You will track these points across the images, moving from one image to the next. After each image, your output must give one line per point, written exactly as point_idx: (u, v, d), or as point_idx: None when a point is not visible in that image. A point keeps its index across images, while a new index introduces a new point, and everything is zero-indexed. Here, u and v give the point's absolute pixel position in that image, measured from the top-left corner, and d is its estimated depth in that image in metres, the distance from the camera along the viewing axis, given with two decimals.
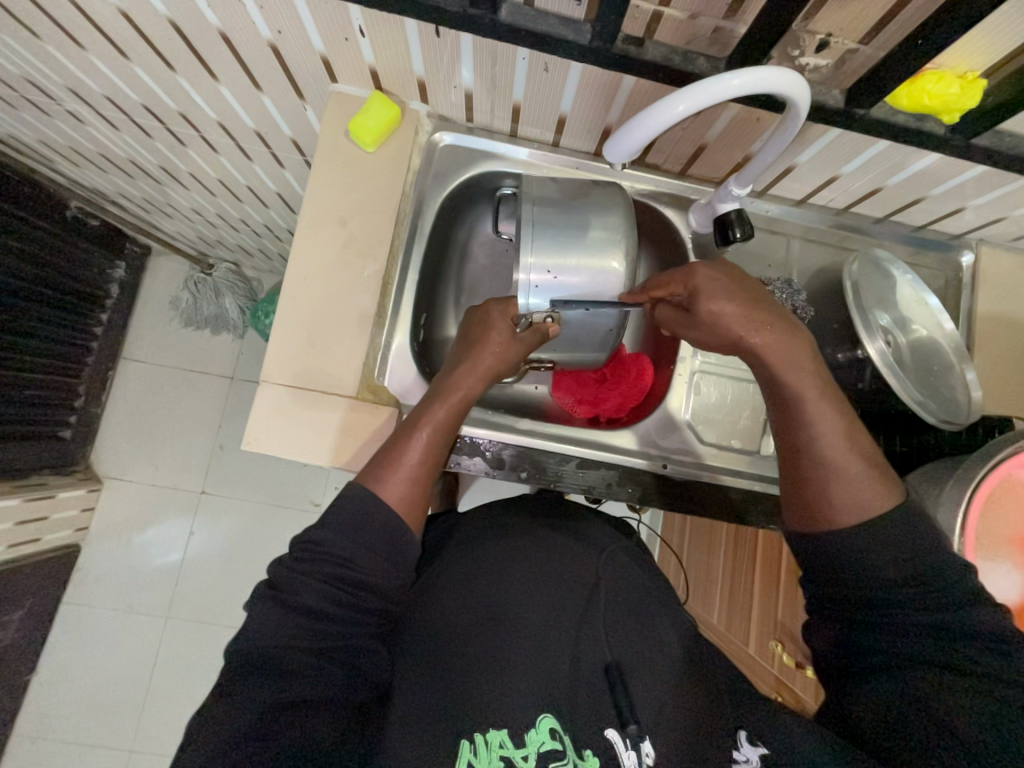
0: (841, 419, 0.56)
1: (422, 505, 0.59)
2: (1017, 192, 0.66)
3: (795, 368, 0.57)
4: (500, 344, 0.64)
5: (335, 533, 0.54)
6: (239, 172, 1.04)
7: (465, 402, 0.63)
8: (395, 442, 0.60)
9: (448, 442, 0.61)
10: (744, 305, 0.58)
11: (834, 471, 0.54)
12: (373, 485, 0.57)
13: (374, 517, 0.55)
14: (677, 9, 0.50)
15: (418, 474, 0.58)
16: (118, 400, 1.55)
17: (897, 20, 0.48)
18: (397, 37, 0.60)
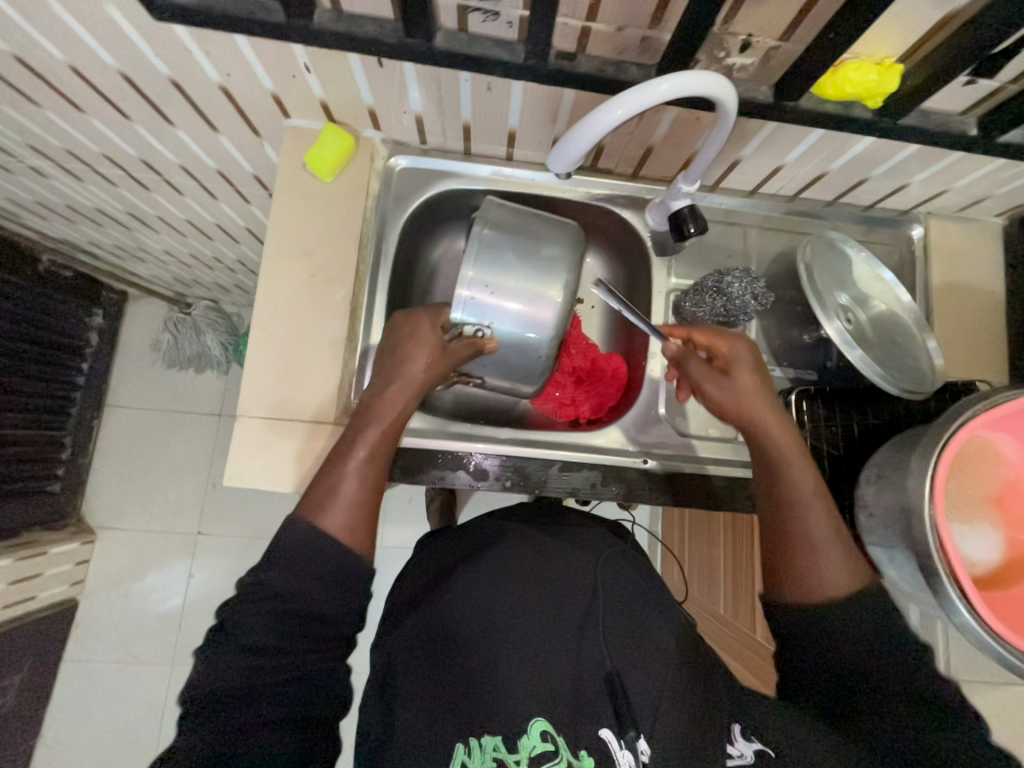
0: (827, 511, 0.60)
1: (367, 530, 0.58)
2: (955, 164, 0.69)
3: (796, 459, 0.61)
4: (428, 357, 0.64)
5: (281, 567, 0.53)
6: (206, 211, 1.05)
7: (400, 421, 0.62)
8: (331, 470, 0.59)
9: (386, 464, 0.61)
10: (755, 396, 0.63)
11: (818, 556, 0.57)
12: (313, 518, 0.56)
13: (317, 550, 0.54)
14: (605, 22, 0.52)
15: (358, 498, 0.58)
16: (106, 448, 1.54)
17: (810, 16, 0.50)
18: (343, 70, 0.62)
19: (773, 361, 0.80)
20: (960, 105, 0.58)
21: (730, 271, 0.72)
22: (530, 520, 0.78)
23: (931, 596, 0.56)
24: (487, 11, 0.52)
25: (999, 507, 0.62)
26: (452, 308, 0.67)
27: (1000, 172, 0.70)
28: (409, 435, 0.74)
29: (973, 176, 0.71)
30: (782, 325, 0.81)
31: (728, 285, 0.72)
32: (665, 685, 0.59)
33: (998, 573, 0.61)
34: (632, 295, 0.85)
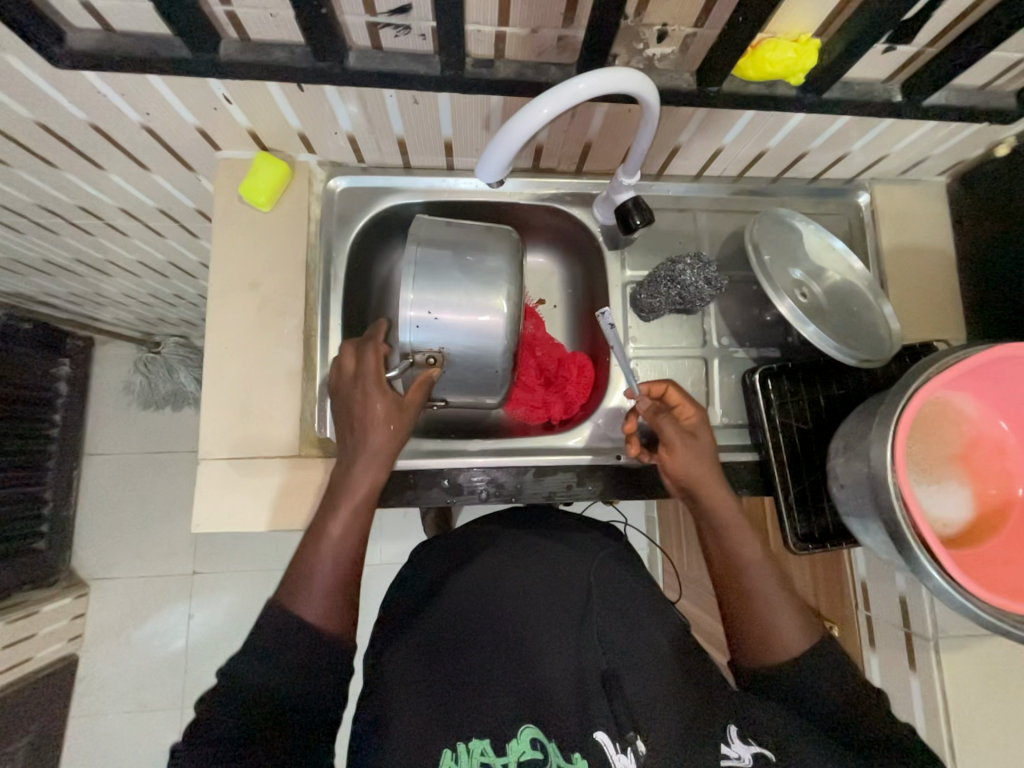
0: (781, 581, 0.62)
1: (346, 617, 0.57)
2: (889, 130, 0.69)
3: (749, 533, 0.64)
4: (385, 421, 0.62)
5: (255, 656, 0.52)
6: (157, 250, 1.03)
7: (370, 497, 0.61)
8: (304, 552, 0.59)
9: (359, 547, 0.60)
10: (712, 466, 0.66)
11: (777, 621, 0.60)
12: (287, 605, 0.55)
13: (291, 635, 0.53)
14: (517, 26, 0.51)
15: (336, 584, 0.57)
16: (90, 498, 1.52)
17: (720, 1, 0.50)
18: (265, 99, 0.61)
19: (735, 342, 0.80)
20: (882, 73, 0.58)
21: (682, 260, 0.72)
22: (524, 523, 0.79)
23: (902, 561, 0.56)
24: (397, 26, 0.51)
25: (963, 463, 0.63)
26: (400, 333, 0.66)
27: (934, 132, 0.70)
28: None
29: (909, 140, 0.72)
30: (742, 305, 0.81)
31: (681, 274, 0.71)
32: (660, 684, 0.58)
33: (969, 528, 0.62)
34: (591, 291, 0.85)
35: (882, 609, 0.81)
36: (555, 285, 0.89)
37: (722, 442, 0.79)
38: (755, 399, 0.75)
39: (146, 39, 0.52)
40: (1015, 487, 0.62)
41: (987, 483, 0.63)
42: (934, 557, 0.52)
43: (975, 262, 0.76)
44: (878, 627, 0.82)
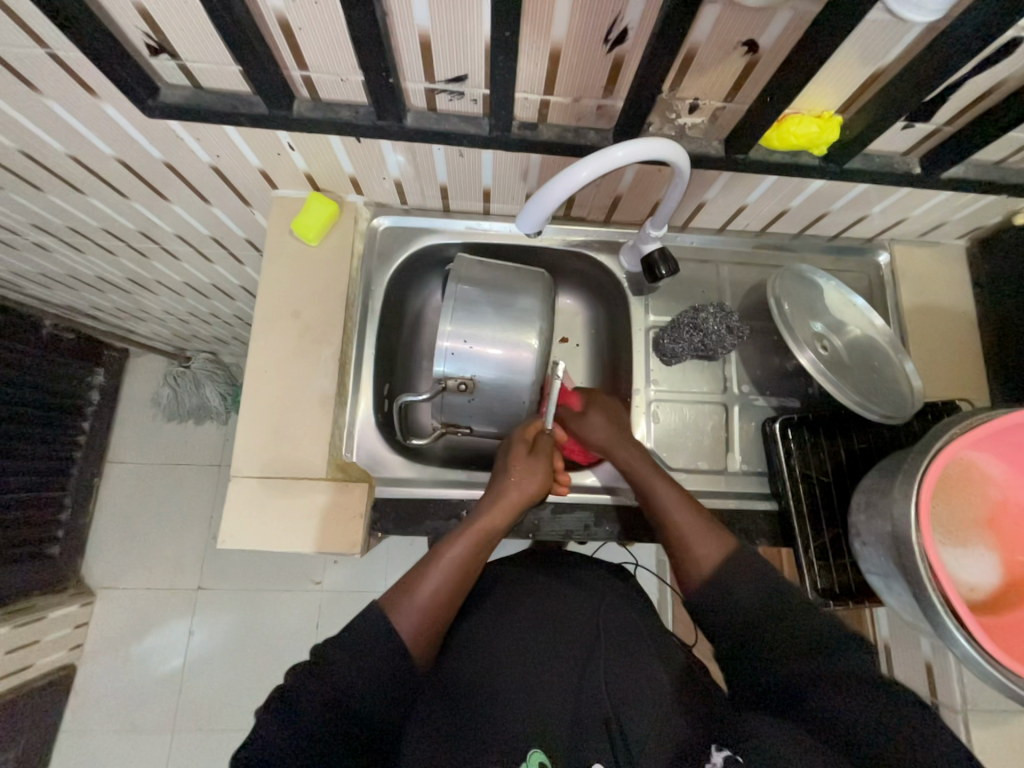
0: (683, 499, 0.66)
1: (429, 641, 0.58)
2: (908, 196, 0.73)
3: (639, 465, 0.68)
4: (522, 470, 0.67)
5: (342, 648, 0.53)
6: (202, 273, 1.10)
7: (489, 535, 0.63)
8: (418, 567, 0.61)
9: (462, 580, 0.61)
10: (607, 424, 0.72)
11: (692, 541, 0.63)
12: (387, 611, 0.57)
13: (381, 643, 0.54)
14: (561, 95, 0.56)
15: (432, 608, 0.58)
16: (107, 506, 1.54)
17: (749, 82, 0.54)
18: (325, 148, 0.67)
19: (755, 390, 0.81)
20: (903, 147, 0.62)
21: (705, 308, 0.75)
22: (538, 560, 0.78)
23: (927, 623, 0.55)
24: (452, 91, 0.56)
25: (989, 529, 0.62)
26: (434, 362, 0.69)
27: (953, 200, 0.73)
28: (400, 484, 0.75)
29: (928, 206, 0.75)
30: (763, 353, 0.83)
31: (705, 321, 0.74)
32: (661, 723, 0.57)
33: (997, 597, 0.60)
34: (614, 334, 0.88)
35: (907, 674, 0.78)
36: (580, 325, 0.92)
37: (741, 489, 0.79)
38: (775, 448, 0.76)
39: (227, 95, 0.58)
40: None
41: (1016, 551, 0.62)
42: (962, 623, 0.51)
43: (999, 324, 0.77)
44: None
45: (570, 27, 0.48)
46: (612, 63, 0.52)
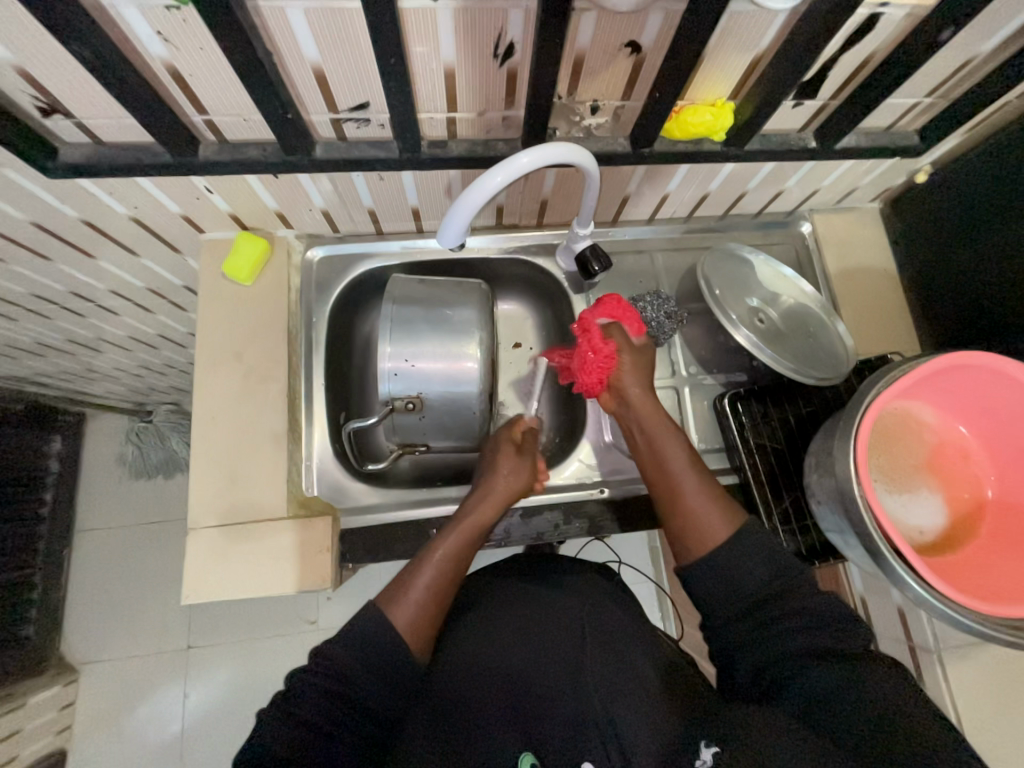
0: (700, 475, 0.64)
1: (428, 632, 0.59)
2: (816, 168, 0.76)
3: (666, 439, 0.66)
4: (508, 468, 0.69)
5: (343, 646, 0.56)
6: (147, 325, 1.07)
7: (478, 530, 0.66)
8: (413, 564, 0.63)
9: (456, 572, 0.63)
10: (645, 393, 0.68)
11: (700, 512, 0.61)
12: (385, 608, 0.59)
13: (378, 641, 0.56)
14: (465, 111, 0.58)
15: (429, 600, 0.60)
16: (80, 577, 1.48)
17: (640, 80, 0.56)
18: (244, 187, 0.67)
19: (703, 370, 0.84)
20: (797, 124, 0.66)
21: (643, 297, 0.81)
22: (518, 570, 0.76)
23: (880, 570, 0.57)
24: (358, 119, 0.57)
25: (932, 471, 0.66)
26: (380, 384, 0.69)
27: (857, 167, 0.77)
28: (366, 512, 0.74)
29: (836, 175, 0.79)
30: (706, 333, 0.85)
31: (643, 310, 0.81)
32: (651, 718, 0.55)
33: (948, 535, 0.63)
34: (563, 333, 0.89)
35: (883, 621, 0.80)
36: (530, 328, 0.93)
37: None
38: (727, 423, 0.78)
39: (133, 147, 0.57)
40: (987, 490, 0.64)
41: (961, 488, 0.65)
42: (910, 566, 0.54)
43: (918, 277, 0.82)
44: (883, 641, 0.81)
45: (457, 47, 0.49)
46: (506, 76, 0.54)
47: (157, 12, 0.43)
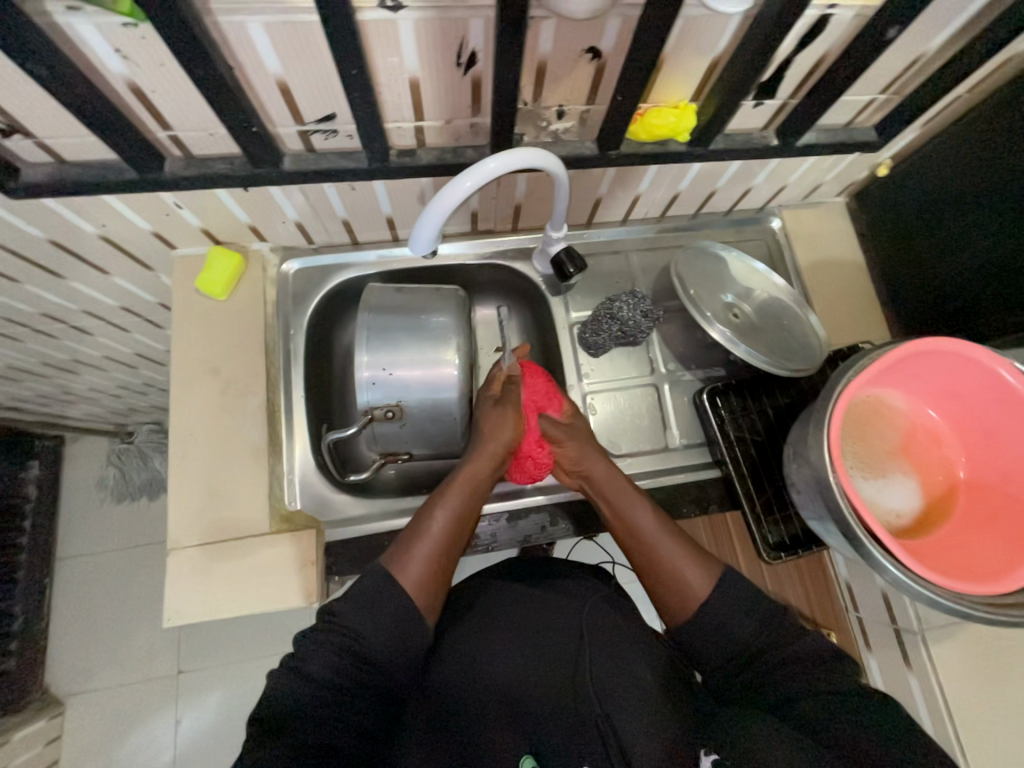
0: (675, 537, 0.63)
1: (438, 590, 0.58)
2: (781, 166, 0.78)
3: (629, 500, 0.66)
4: (497, 421, 0.69)
5: (356, 606, 0.54)
6: (124, 344, 1.06)
7: (479, 483, 0.66)
8: (415, 524, 0.62)
9: (461, 528, 0.62)
10: (593, 453, 0.69)
11: (683, 574, 0.60)
12: (391, 569, 0.58)
13: (388, 600, 0.54)
14: (432, 119, 0.58)
15: (437, 557, 0.59)
16: (64, 605, 1.44)
17: (603, 85, 0.57)
18: (215, 202, 0.67)
19: (681, 366, 0.85)
20: (759, 122, 0.67)
21: (618, 297, 0.78)
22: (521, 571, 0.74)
23: (856, 555, 0.58)
24: (326, 131, 0.57)
25: (904, 455, 0.67)
26: (358, 393, 0.69)
27: (821, 163, 0.79)
28: (350, 524, 0.74)
29: (801, 171, 0.81)
30: (683, 330, 0.86)
31: (619, 309, 0.77)
32: (649, 719, 0.53)
33: (921, 518, 0.65)
34: (543, 335, 0.90)
35: (868, 605, 0.82)
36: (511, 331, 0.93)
37: (685, 462, 0.81)
38: (707, 418, 0.79)
39: (97, 165, 0.57)
40: (958, 471, 0.66)
41: (933, 471, 0.66)
42: (887, 550, 0.55)
43: (884, 268, 0.84)
44: (869, 625, 0.82)
45: (420, 56, 0.50)
46: (470, 84, 0.54)
47: (114, 29, 0.43)
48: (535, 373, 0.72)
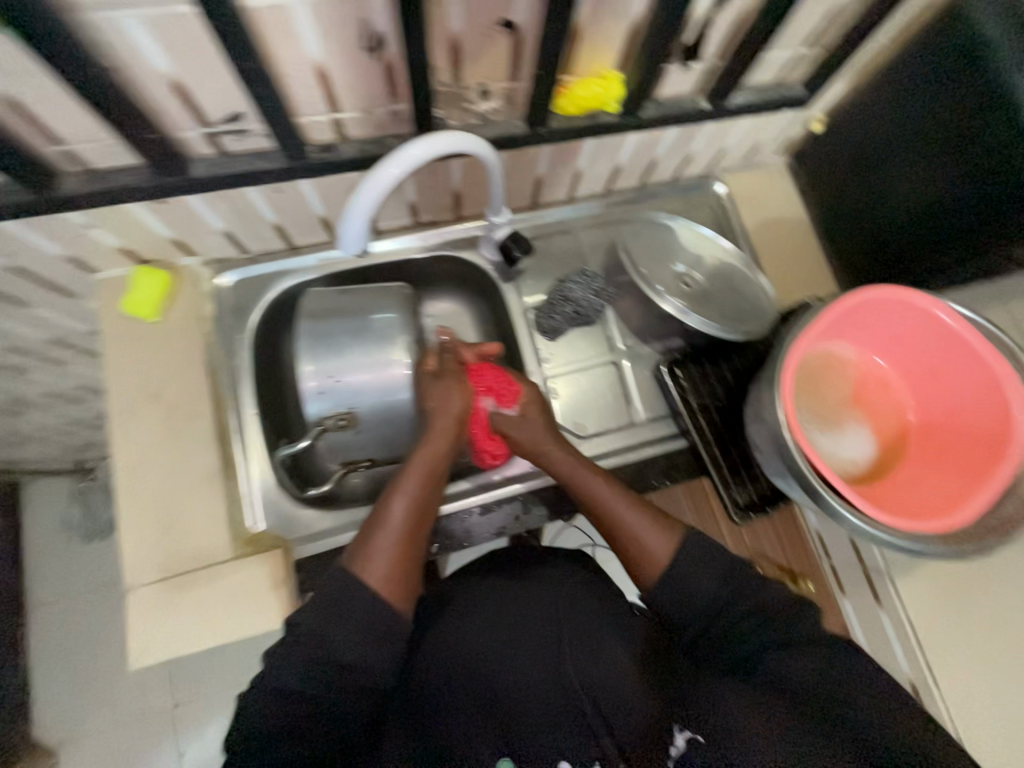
0: (636, 502, 0.63)
1: (406, 582, 0.55)
2: (717, 130, 0.78)
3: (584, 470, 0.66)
4: (443, 398, 0.65)
5: (324, 613, 0.51)
6: (63, 377, 1.00)
7: (436, 467, 0.62)
8: (373, 518, 0.59)
9: (423, 515, 0.59)
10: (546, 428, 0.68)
11: (645, 540, 0.60)
12: (352, 569, 0.54)
13: (357, 602, 0.51)
14: (349, 109, 0.55)
15: (399, 549, 0.56)
16: (42, 654, 1.38)
17: (525, 59, 0.55)
18: (130, 218, 0.62)
19: (640, 341, 0.84)
20: (690, 86, 0.66)
21: (569, 279, 0.81)
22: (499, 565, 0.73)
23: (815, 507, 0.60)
24: (235, 131, 0.54)
25: (858, 404, 0.69)
26: (305, 403, 0.67)
27: (757, 123, 0.78)
28: (321, 538, 0.70)
29: (739, 133, 0.80)
30: None
31: (571, 291, 0.80)
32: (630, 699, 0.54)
33: (877, 462, 0.67)
34: (499, 323, 0.88)
35: None
36: (467, 322, 0.91)
37: (653, 435, 0.81)
38: (669, 389, 0.79)
39: None
40: (908, 415, 0.68)
41: (885, 417, 0.68)
42: (845, 499, 0.56)
43: (827, 223, 0.85)
44: None
45: (323, 42, 0.47)
46: (383, 68, 0.51)
47: None
48: (481, 367, 0.68)
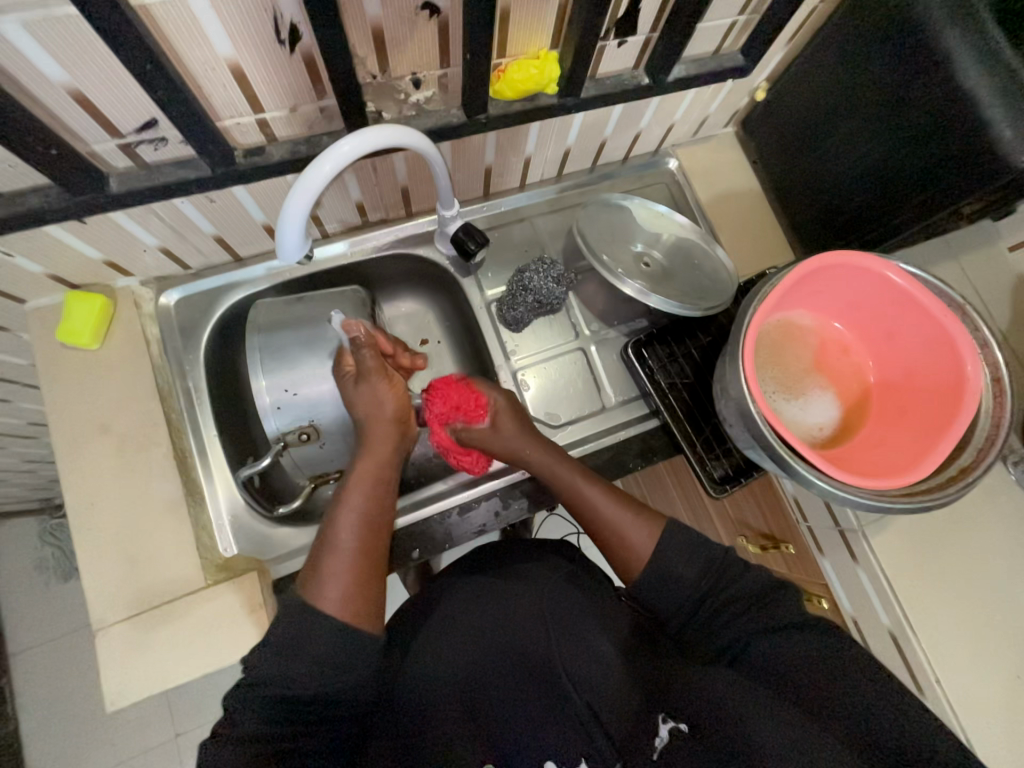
0: (605, 493, 0.65)
1: (366, 599, 0.55)
2: (661, 105, 0.77)
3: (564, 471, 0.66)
4: (376, 408, 0.66)
5: (281, 653, 0.49)
6: (12, 416, 0.95)
7: (381, 481, 0.63)
8: (322, 542, 0.58)
9: (375, 530, 0.60)
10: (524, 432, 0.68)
11: (626, 532, 0.62)
12: (309, 597, 0.53)
13: (316, 637, 0.50)
14: (273, 109, 0.53)
15: (355, 566, 0.56)
16: (28, 702, 1.33)
17: (453, 45, 0.53)
18: (51, 243, 0.58)
19: (604, 325, 0.84)
20: (627, 62, 0.65)
21: (527, 269, 0.75)
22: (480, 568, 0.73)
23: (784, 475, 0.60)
24: (152, 140, 0.51)
25: (820, 370, 0.70)
26: (264, 419, 0.68)
27: (700, 96, 0.78)
28: (293, 557, 0.70)
29: (684, 108, 0.80)
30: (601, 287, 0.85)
31: (529, 281, 0.75)
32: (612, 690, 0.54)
33: (842, 425, 0.68)
34: (463, 319, 0.87)
35: (815, 513, 0.86)
36: (432, 321, 0.90)
37: (625, 417, 0.82)
38: (637, 370, 0.79)
39: None
40: (869, 376, 0.69)
41: (847, 380, 0.70)
42: (811, 464, 0.57)
43: (779, 191, 0.85)
44: (819, 531, 0.87)
45: (233, 41, 0.44)
46: (303, 64, 0.49)
47: None
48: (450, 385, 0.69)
